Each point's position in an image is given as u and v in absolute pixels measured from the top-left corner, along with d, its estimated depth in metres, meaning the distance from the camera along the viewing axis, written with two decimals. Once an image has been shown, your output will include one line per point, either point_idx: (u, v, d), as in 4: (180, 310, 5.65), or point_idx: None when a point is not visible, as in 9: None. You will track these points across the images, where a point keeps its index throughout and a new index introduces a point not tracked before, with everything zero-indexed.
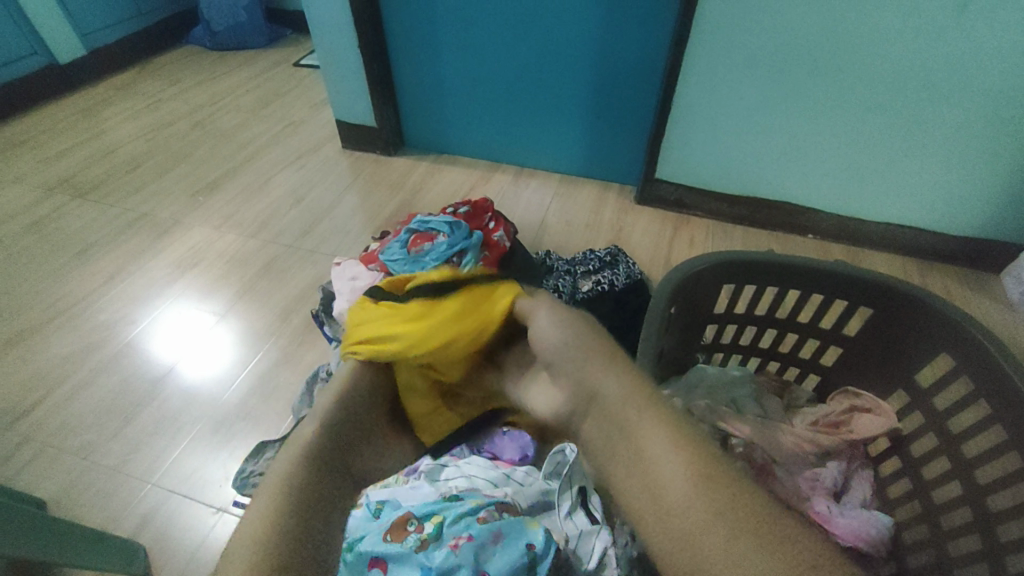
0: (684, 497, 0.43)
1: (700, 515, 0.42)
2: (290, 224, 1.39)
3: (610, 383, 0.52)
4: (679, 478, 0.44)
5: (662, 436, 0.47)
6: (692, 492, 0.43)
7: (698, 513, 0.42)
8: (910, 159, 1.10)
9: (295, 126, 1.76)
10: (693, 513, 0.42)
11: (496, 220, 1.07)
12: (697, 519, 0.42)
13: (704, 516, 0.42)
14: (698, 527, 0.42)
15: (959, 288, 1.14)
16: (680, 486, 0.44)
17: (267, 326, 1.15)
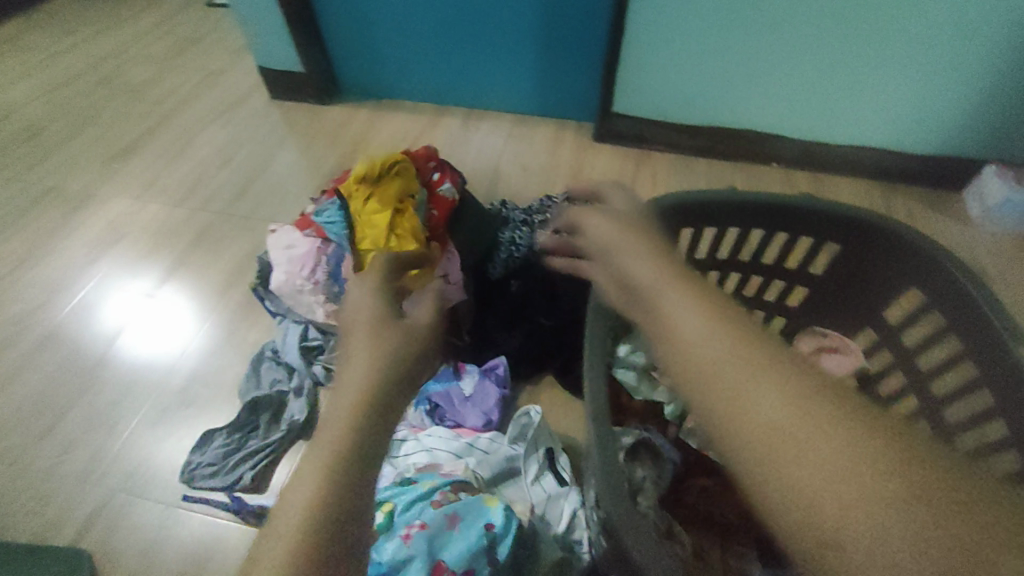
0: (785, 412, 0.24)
1: (825, 438, 0.23)
2: (219, 188, 1.26)
3: (633, 260, 0.34)
4: (777, 386, 0.24)
5: (704, 311, 0.28)
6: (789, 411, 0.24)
7: (814, 446, 0.23)
8: (878, 73, 1.03)
9: (215, 77, 1.57)
10: (810, 452, 0.22)
11: (441, 169, 0.96)
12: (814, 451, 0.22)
13: (838, 464, 0.22)
14: (832, 476, 0.22)
15: (922, 211, 1.12)
16: (771, 415, 0.24)
17: (203, 304, 1.05)
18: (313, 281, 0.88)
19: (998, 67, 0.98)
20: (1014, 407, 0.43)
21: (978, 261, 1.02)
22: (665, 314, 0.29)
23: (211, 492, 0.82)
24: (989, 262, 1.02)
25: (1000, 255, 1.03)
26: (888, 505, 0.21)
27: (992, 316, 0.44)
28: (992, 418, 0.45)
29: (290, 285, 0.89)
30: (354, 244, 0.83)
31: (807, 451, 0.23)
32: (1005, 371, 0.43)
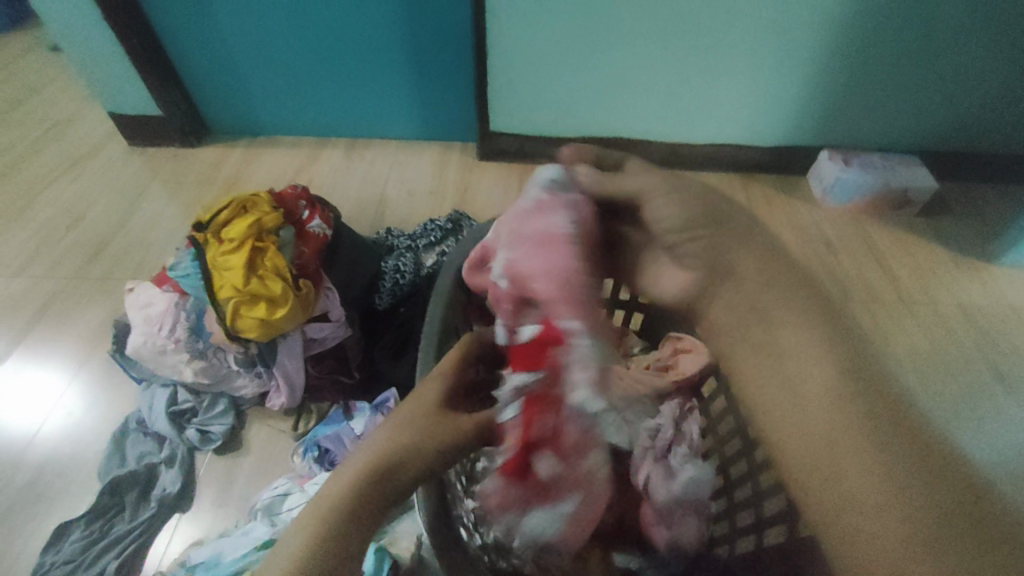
0: (829, 430, 0.39)
1: (853, 456, 0.38)
2: (71, 250, 1.14)
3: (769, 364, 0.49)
4: (824, 418, 0.40)
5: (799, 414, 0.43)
6: (842, 432, 0.38)
7: (850, 460, 0.38)
8: (717, 78, 1.13)
9: (62, 128, 1.43)
10: (842, 463, 0.38)
11: (311, 206, 0.90)
12: (855, 454, 0.38)
13: (849, 447, 0.38)
14: (854, 473, 0.37)
15: (776, 195, 1.24)
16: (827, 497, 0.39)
17: (55, 383, 0.93)
18: (173, 340, 0.81)
19: (814, 65, 1.10)
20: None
21: (824, 235, 1.14)
22: (800, 346, 0.42)
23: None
24: (832, 234, 1.15)
25: (840, 227, 1.16)
26: (887, 507, 0.35)
27: None
28: None
29: (150, 347, 0.82)
30: (213, 292, 0.79)
31: (830, 456, 0.39)
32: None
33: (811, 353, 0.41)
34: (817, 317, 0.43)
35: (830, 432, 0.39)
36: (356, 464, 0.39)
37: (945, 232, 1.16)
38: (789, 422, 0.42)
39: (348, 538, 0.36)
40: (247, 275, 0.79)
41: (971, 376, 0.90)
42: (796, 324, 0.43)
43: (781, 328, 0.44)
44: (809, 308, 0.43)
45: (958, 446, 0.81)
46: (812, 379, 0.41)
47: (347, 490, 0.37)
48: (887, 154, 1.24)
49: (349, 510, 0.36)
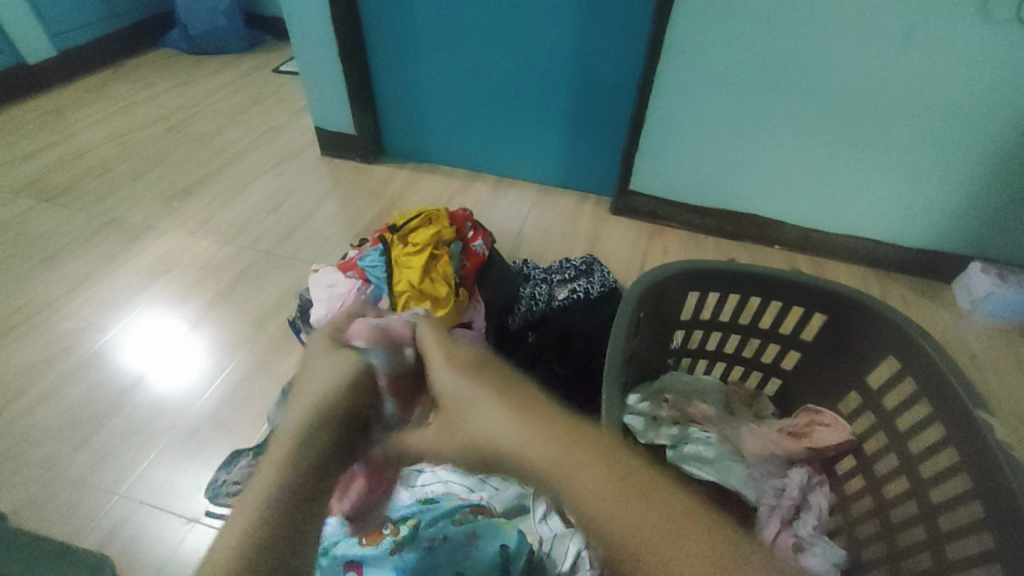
0: (658, 538, 0.37)
1: (675, 546, 0.36)
2: (267, 231, 1.39)
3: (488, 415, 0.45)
4: (647, 531, 0.37)
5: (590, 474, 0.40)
6: (665, 530, 0.37)
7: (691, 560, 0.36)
8: (868, 175, 1.16)
9: (273, 133, 1.76)
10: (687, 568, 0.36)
11: (475, 229, 1.06)
12: (679, 552, 0.36)
13: (674, 546, 0.36)
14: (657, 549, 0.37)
15: (915, 297, 1.21)
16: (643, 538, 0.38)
17: (241, 334, 1.12)
18: None
19: (978, 177, 1.09)
20: (971, 458, 0.48)
21: (969, 348, 1.09)
22: (581, 494, 0.39)
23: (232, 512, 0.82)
24: (979, 348, 1.09)
25: (989, 343, 1.10)
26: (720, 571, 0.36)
27: (952, 377, 0.52)
28: (958, 472, 0.49)
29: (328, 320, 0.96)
30: (392, 286, 0.94)
31: (646, 540, 0.37)
32: (968, 427, 0.49)
33: (567, 468, 0.40)
34: (566, 432, 0.42)
35: (655, 536, 0.37)
36: (250, 498, 0.37)
37: None
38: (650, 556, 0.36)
39: (273, 549, 0.35)
40: (422, 276, 0.93)
41: None
42: (546, 457, 0.41)
43: (558, 473, 0.40)
44: (559, 449, 0.41)
45: None
46: (593, 507, 0.39)
47: (256, 521, 0.36)
48: None
49: (259, 519, 0.36)
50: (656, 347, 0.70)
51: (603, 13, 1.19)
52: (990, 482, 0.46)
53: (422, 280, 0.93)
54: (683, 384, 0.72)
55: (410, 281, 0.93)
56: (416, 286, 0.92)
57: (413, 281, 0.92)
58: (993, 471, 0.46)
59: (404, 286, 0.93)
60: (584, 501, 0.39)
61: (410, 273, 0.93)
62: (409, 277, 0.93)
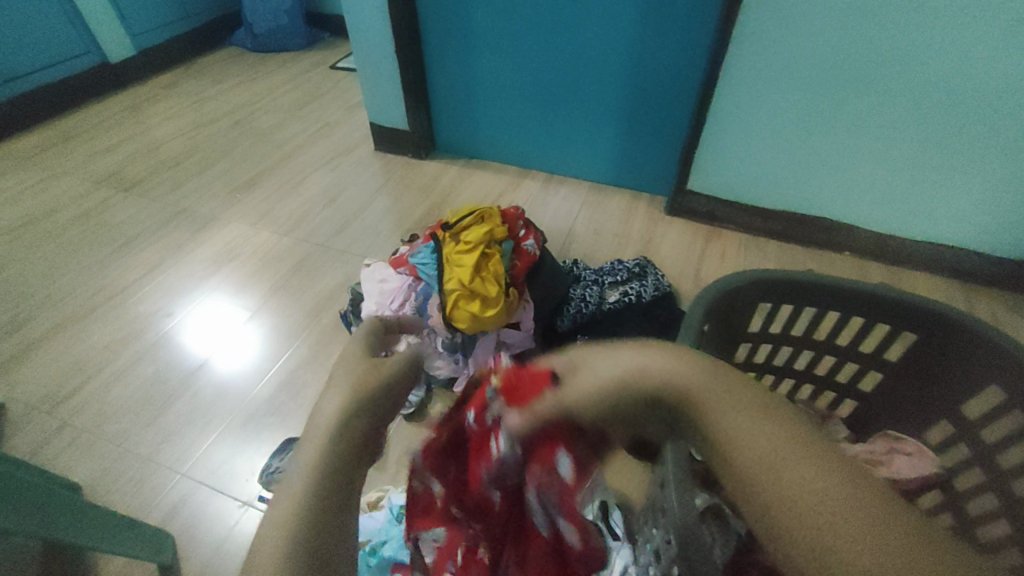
0: (828, 482, 0.22)
1: (800, 456, 0.23)
2: (322, 223, 1.43)
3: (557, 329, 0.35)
4: (798, 468, 0.22)
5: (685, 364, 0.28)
6: (835, 477, 0.22)
7: (829, 498, 0.21)
8: (958, 179, 1.06)
9: (330, 128, 1.81)
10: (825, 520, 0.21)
11: (526, 227, 1.04)
12: (826, 479, 0.22)
13: (811, 480, 0.22)
14: (790, 478, 0.22)
15: (1006, 315, 1.09)
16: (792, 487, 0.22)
17: (297, 323, 1.16)
18: (400, 314, 0.97)
19: None
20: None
21: None
22: (690, 384, 0.27)
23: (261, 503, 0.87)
24: None
25: None
26: (869, 537, 0.20)
27: None
28: None
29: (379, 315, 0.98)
30: (443, 283, 0.94)
31: (769, 465, 0.23)
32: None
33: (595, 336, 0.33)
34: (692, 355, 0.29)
35: (775, 456, 0.23)
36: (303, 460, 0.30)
37: None
38: (817, 511, 0.21)
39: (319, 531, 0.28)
40: (472, 275, 0.91)
41: None
42: (660, 353, 0.29)
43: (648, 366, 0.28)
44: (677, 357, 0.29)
45: None
46: (717, 415, 0.26)
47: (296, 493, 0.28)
48: None
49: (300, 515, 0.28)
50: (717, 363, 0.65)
51: (665, 5, 1.13)
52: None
53: (472, 279, 0.91)
54: None
55: (460, 280, 0.91)
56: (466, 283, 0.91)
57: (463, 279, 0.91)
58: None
59: (454, 285, 0.92)
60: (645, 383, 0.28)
61: (460, 272, 0.92)
62: (457, 276, 0.92)
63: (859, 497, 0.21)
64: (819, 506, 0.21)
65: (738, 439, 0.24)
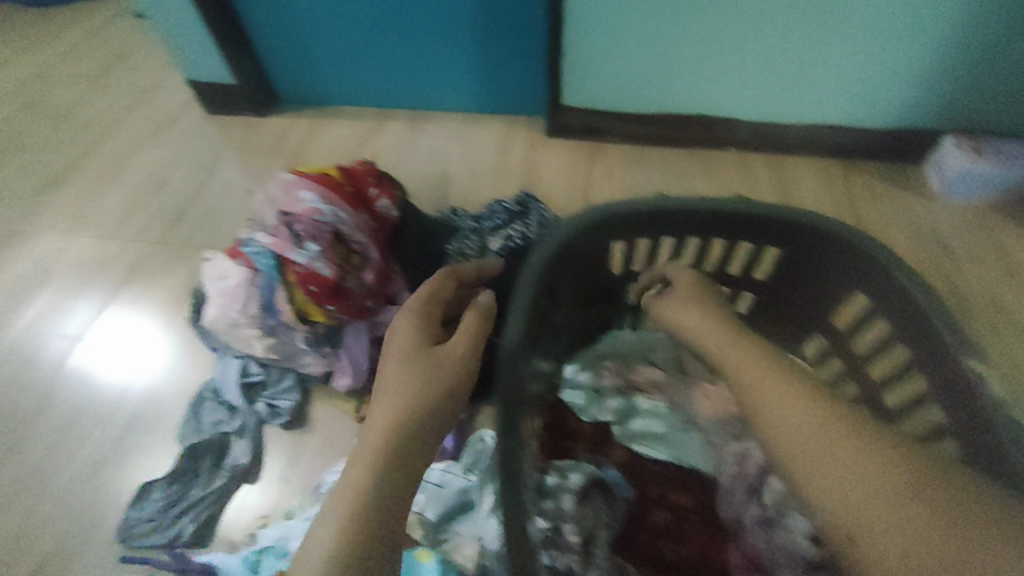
0: (878, 504, 0.35)
1: (870, 482, 0.36)
2: (154, 214, 1.19)
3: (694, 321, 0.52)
4: (862, 492, 0.35)
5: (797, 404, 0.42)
6: (879, 495, 0.35)
7: (893, 510, 0.34)
8: (825, 48, 0.99)
9: (145, 94, 1.48)
10: (853, 472, 0.37)
11: (378, 183, 0.87)
12: (883, 504, 0.35)
13: (882, 509, 0.35)
14: (863, 507, 0.35)
15: (883, 186, 1.09)
16: (866, 519, 0.35)
17: (140, 342, 0.98)
18: (246, 315, 0.81)
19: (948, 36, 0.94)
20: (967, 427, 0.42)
21: (939, 236, 0.99)
22: (793, 425, 0.41)
23: (195, 558, 0.72)
24: (950, 233, 1.00)
25: (962, 226, 1.00)
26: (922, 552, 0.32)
27: (929, 309, 0.44)
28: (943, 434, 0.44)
29: (224, 320, 0.82)
30: (287, 288, 0.79)
31: (849, 493, 0.36)
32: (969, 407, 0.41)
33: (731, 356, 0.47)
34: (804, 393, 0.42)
35: (849, 485, 0.36)
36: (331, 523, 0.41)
37: None
38: (878, 530, 0.34)
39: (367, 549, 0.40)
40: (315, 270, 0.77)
41: None
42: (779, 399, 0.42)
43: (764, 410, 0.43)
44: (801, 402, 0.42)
45: None
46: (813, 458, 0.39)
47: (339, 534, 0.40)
48: None
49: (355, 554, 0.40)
50: (583, 309, 0.61)
51: None
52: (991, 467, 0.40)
53: (317, 275, 0.77)
54: (620, 346, 0.64)
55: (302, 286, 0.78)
56: (314, 283, 0.77)
57: (308, 280, 0.77)
58: (988, 439, 0.40)
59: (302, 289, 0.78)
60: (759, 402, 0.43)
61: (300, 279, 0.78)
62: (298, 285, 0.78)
63: (911, 520, 0.33)
64: (883, 533, 0.34)
65: (832, 474, 0.37)
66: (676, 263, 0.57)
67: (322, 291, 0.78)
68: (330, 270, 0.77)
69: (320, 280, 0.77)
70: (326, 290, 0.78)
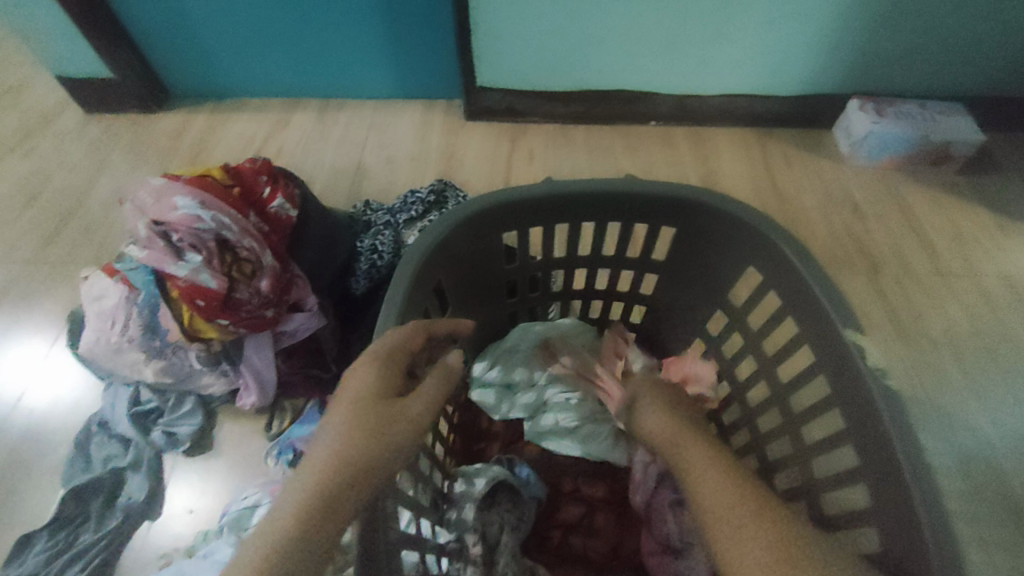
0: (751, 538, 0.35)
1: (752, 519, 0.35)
2: (27, 231, 1.06)
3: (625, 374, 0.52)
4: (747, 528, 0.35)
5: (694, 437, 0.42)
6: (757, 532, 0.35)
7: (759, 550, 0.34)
8: (732, 18, 0.98)
9: (9, 95, 1.31)
10: (735, 502, 0.37)
11: (273, 182, 0.79)
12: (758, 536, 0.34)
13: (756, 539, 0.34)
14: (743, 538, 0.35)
15: (797, 152, 1.10)
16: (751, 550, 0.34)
17: (14, 376, 0.87)
18: (127, 338, 0.74)
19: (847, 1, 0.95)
20: (879, 472, 0.38)
21: (850, 198, 1.02)
22: (690, 456, 0.41)
23: None
24: (859, 195, 1.02)
25: (869, 187, 1.03)
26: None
27: (812, 283, 0.43)
28: (830, 406, 0.42)
29: (103, 346, 0.75)
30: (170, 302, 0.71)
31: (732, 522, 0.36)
32: (872, 428, 0.38)
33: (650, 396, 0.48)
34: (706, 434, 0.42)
35: (730, 516, 0.36)
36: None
37: (985, 193, 1.02)
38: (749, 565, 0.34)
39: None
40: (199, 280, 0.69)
41: (1015, 360, 0.80)
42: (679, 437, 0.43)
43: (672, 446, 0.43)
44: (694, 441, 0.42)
45: (992, 441, 0.73)
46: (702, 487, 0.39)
47: None
48: (925, 103, 1.09)
49: None
50: (481, 306, 0.57)
51: None
52: (904, 535, 0.35)
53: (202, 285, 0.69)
54: (535, 337, 0.59)
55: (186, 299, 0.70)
56: (199, 294, 0.70)
57: (191, 291, 0.69)
58: (891, 477, 0.37)
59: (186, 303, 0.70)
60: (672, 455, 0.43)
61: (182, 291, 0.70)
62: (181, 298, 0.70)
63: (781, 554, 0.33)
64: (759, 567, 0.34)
65: (718, 506, 0.37)
66: (575, 253, 0.54)
67: (209, 305, 0.70)
68: (216, 281, 0.70)
69: (206, 293, 0.69)
70: (214, 303, 0.70)
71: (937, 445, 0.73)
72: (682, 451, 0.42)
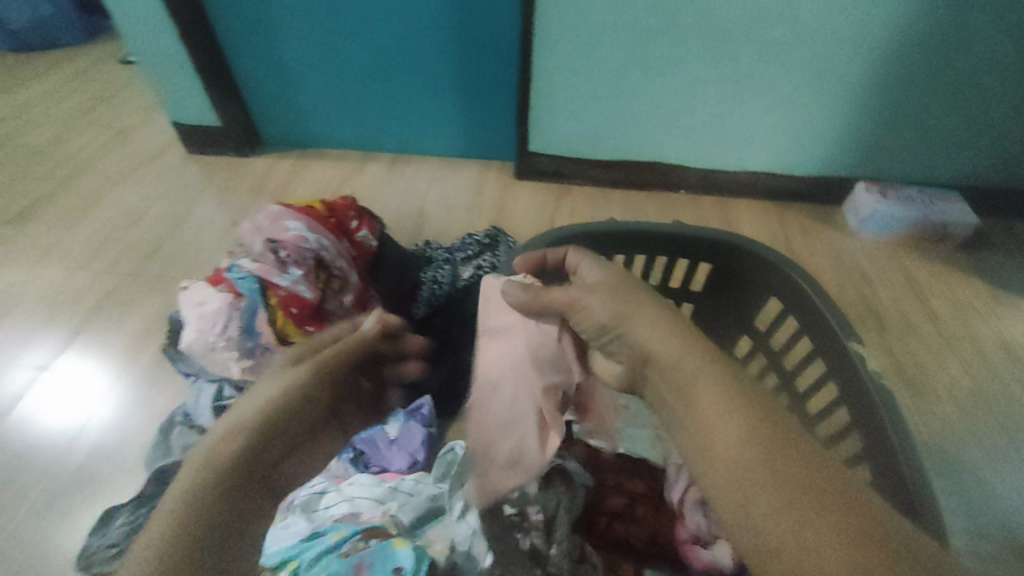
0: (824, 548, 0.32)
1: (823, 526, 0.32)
2: (130, 247, 1.22)
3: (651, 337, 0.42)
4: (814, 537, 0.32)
5: (732, 422, 0.37)
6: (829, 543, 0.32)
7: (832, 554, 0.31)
8: (754, 109, 1.15)
9: (126, 134, 1.53)
10: (784, 507, 0.33)
11: (360, 217, 0.95)
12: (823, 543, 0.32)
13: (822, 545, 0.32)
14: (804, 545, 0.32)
15: (811, 223, 1.23)
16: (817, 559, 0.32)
17: (110, 368, 0.99)
18: (226, 338, 0.80)
19: (852, 100, 1.12)
20: (878, 451, 0.47)
21: (859, 265, 1.13)
22: (730, 454, 0.36)
23: None
24: (868, 263, 1.13)
25: (877, 257, 1.14)
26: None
27: (823, 307, 0.54)
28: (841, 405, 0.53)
29: (202, 344, 0.80)
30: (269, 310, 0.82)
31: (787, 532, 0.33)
32: (873, 420, 0.48)
33: (681, 370, 0.40)
34: (750, 417, 0.37)
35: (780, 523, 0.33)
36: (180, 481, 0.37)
37: (986, 269, 1.13)
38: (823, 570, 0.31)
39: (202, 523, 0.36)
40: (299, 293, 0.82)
41: (1018, 419, 0.87)
42: (728, 429, 0.37)
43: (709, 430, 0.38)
44: (742, 427, 0.37)
45: (998, 491, 0.78)
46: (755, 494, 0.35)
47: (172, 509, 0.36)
48: (926, 188, 1.23)
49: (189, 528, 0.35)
50: None
51: None
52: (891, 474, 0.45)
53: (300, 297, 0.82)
54: None
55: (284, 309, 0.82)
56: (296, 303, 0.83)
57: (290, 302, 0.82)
58: (887, 452, 0.46)
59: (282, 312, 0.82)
60: (711, 438, 0.37)
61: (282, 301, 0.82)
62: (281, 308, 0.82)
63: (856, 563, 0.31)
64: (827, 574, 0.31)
65: (768, 511, 0.34)
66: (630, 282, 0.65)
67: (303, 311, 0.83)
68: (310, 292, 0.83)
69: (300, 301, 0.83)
70: (306, 309, 0.84)
71: (947, 489, 0.78)
72: (718, 441, 0.37)
